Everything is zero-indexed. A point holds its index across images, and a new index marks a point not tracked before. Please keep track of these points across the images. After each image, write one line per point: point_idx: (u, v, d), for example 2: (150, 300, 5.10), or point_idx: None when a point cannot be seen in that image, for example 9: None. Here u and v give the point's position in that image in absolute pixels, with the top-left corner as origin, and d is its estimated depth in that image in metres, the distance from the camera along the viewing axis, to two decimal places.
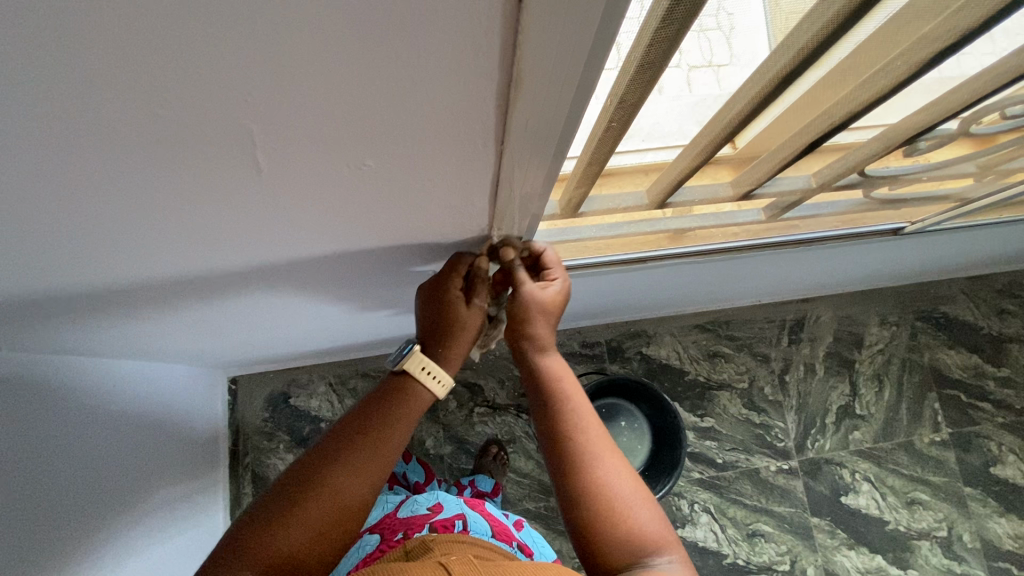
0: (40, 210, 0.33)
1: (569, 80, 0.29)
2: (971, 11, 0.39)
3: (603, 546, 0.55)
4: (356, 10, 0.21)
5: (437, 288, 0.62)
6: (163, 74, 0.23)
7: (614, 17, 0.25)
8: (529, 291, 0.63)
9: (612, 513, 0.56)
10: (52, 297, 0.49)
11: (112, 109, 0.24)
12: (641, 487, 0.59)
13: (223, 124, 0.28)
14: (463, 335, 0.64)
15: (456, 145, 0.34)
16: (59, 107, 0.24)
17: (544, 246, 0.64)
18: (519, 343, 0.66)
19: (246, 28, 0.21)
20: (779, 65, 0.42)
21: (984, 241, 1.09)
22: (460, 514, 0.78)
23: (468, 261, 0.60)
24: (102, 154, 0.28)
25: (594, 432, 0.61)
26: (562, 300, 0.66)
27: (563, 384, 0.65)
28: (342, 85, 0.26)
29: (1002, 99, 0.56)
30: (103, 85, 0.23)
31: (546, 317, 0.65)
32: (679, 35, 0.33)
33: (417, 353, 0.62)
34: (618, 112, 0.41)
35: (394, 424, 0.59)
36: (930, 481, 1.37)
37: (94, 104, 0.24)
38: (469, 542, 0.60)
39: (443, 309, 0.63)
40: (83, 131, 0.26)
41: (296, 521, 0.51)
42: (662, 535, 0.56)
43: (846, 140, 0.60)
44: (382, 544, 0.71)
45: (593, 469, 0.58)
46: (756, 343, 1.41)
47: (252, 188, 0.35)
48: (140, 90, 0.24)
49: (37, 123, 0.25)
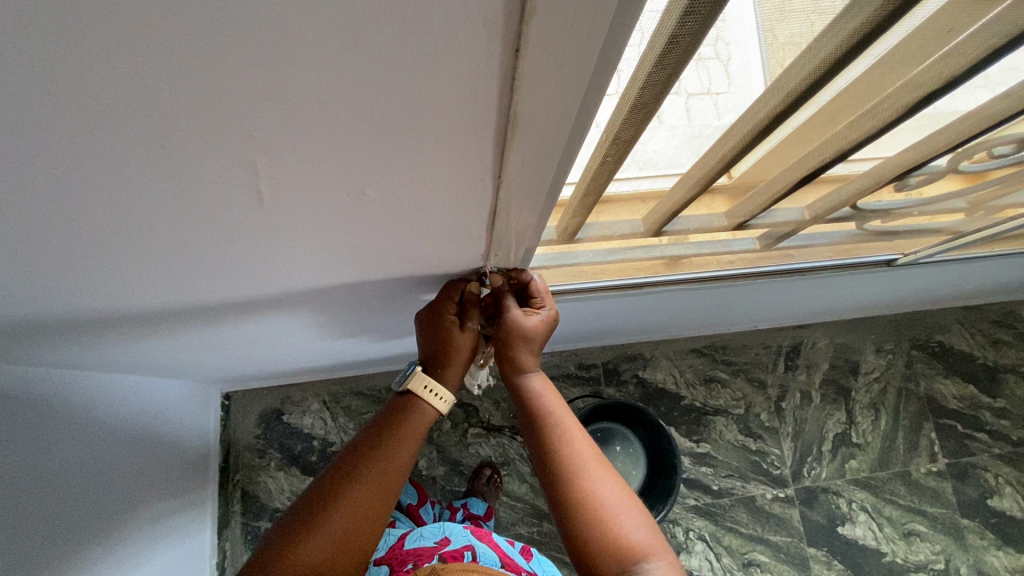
0: (43, 236, 0.33)
1: (565, 121, 0.30)
2: (954, 59, 0.40)
3: (595, 560, 0.55)
4: (361, 54, 0.22)
5: (431, 313, 0.61)
6: (171, 109, 0.24)
7: (609, 62, 0.26)
8: (515, 317, 0.62)
9: (601, 525, 0.56)
10: (44, 315, 0.48)
11: (120, 140, 0.25)
12: (630, 495, 0.58)
13: (228, 155, 0.28)
14: (457, 361, 0.63)
15: (455, 177, 0.35)
16: (65, 137, 0.24)
17: (532, 275, 0.63)
18: (508, 367, 0.65)
19: (254, 71, 0.22)
20: (770, 105, 0.43)
21: (977, 273, 1.10)
22: (469, 545, 0.77)
23: (461, 287, 0.58)
24: (103, 180, 0.28)
25: (580, 444, 0.61)
26: (551, 328, 0.65)
27: (547, 400, 0.64)
28: (343, 118, 0.27)
29: (988, 139, 0.57)
30: (112, 118, 0.24)
31: (535, 344, 0.63)
32: (672, 79, 0.34)
33: (420, 372, 0.62)
34: (614, 147, 0.42)
35: (403, 437, 0.60)
36: (928, 513, 1.35)
37: (102, 135, 0.25)
38: (477, 572, 0.59)
39: (435, 333, 0.61)
40: (84, 158, 0.26)
41: (314, 537, 0.52)
42: (652, 541, 0.56)
43: (840, 172, 0.61)
44: (391, 573, 0.70)
45: (579, 483, 0.58)
46: (753, 369, 1.40)
47: (254, 216, 0.36)
48: (148, 122, 0.24)
49: (45, 151, 0.25)
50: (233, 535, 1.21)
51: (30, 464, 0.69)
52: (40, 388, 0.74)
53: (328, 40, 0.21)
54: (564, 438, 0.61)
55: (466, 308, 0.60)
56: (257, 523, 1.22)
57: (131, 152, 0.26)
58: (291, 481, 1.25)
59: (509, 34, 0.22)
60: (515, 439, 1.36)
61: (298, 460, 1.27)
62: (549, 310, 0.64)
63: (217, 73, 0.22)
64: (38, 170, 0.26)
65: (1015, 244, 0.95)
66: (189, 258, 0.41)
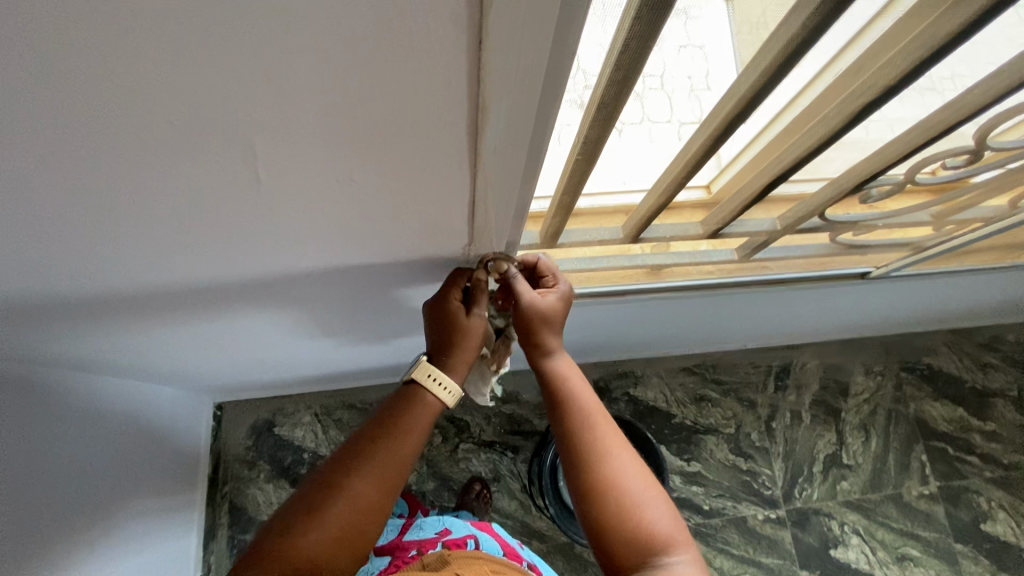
0: (51, 217, 0.37)
1: (532, 109, 0.34)
2: (887, 71, 0.43)
3: (615, 546, 0.55)
4: (342, 47, 0.26)
5: (436, 302, 0.63)
6: (170, 92, 0.27)
7: (563, 55, 0.30)
8: (530, 298, 0.62)
9: (623, 511, 0.56)
10: (33, 302, 0.51)
11: (125, 121, 0.29)
12: (652, 483, 0.58)
13: (226, 138, 0.32)
14: (465, 347, 0.63)
15: (434, 165, 0.38)
16: (76, 118, 0.28)
17: (536, 256, 0.65)
18: (530, 350, 0.65)
19: (244, 60, 0.26)
20: (726, 111, 0.48)
21: (953, 290, 1.14)
22: (472, 533, 0.78)
23: (467, 275, 0.62)
24: (105, 162, 0.32)
25: (605, 428, 0.61)
26: (567, 304, 0.65)
27: (569, 384, 0.64)
28: (325, 105, 0.30)
29: (935, 153, 0.61)
30: (116, 102, 0.27)
31: (553, 325, 0.64)
32: (627, 81, 0.38)
33: (424, 362, 0.62)
34: (585, 146, 0.46)
35: (409, 427, 0.60)
36: (921, 536, 1.35)
37: (109, 117, 0.28)
38: (483, 557, 0.58)
39: (444, 322, 0.62)
40: (86, 138, 0.30)
41: (315, 527, 0.53)
42: (673, 532, 0.55)
43: (792, 191, 0.70)
44: (394, 560, 0.72)
45: (602, 466, 0.58)
46: (743, 389, 1.43)
47: (249, 201, 0.39)
48: (149, 104, 0.28)
49: (56, 129, 0.29)
50: (218, 547, 1.21)
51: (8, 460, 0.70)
52: (20, 381, 0.75)
53: (303, 33, 0.25)
54: (586, 424, 0.61)
55: (473, 293, 0.62)
56: (242, 536, 1.21)
57: (115, 125, 0.29)
58: (277, 494, 1.25)
59: (471, 26, 0.26)
60: (506, 455, 1.36)
61: (287, 472, 1.27)
62: (561, 286, 0.65)
63: (201, 57, 0.25)
64: (36, 147, 0.30)
65: (985, 260, 0.98)
66: (183, 243, 0.44)
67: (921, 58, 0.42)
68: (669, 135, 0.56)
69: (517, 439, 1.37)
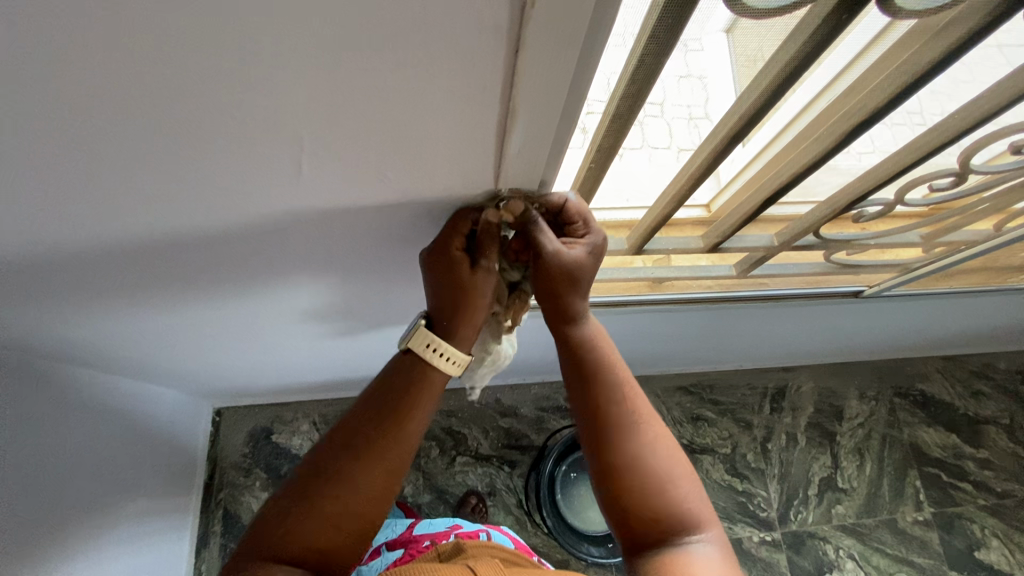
0: (98, 200, 0.40)
1: (555, 114, 0.37)
2: (875, 94, 0.47)
3: (641, 521, 0.56)
4: (395, 49, 0.30)
5: (438, 251, 0.56)
6: (231, 83, 0.31)
7: (585, 66, 0.34)
8: (554, 251, 0.55)
9: (655, 490, 0.57)
10: (61, 285, 0.53)
11: (184, 109, 0.32)
12: (679, 462, 0.60)
13: (272, 127, 0.35)
14: (473, 306, 0.60)
15: (461, 162, 0.42)
16: (140, 104, 0.31)
17: (564, 194, 0.55)
18: (556, 314, 0.62)
19: (298, 54, 0.29)
20: (726, 128, 0.51)
21: (943, 313, 1.17)
22: (484, 529, 0.80)
23: (473, 217, 0.54)
24: (157, 147, 0.35)
25: (638, 404, 0.62)
26: (596, 259, 0.59)
27: (603, 352, 0.63)
28: (371, 100, 0.34)
29: (920, 175, 0.65)
30: (180, 90, 0.31)
31: (578, 284, 0.58)
32: (640, 94, 0.42)
33: (423, 329, 0.61)
34: (598, 153, 0.50)
35: (414, 408, 0.60)
36: (915, 563, 1.36)
37: (172, 105, 0.32)
38: (498, 548, 0.61)
39: (450, 278, 0.57)
40: (145, 124, 0.33)
41: (317, 514, 0.54)
42: (699, 512, 0.57)
43: (782, 212, 0.74)
44: (408, 551, 0.76)
45: (634, 444, 0.59)
46: (739, 410, 1.44)
47: (283, 189, 0.42)
48: (207, 93, 0.31)
49: (121, 113, 0.32)
50: (209, 556, 1.21)
51: (10, 445, 0.71)
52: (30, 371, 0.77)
53: (358, 31, 0.28)
54: (618, 397, 0.61)
55: (480, 241, 0.55)
56: (233, 544, 1.21)
57: (170, 110, 0.32)
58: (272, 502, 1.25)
59: (510, 35, 0.30)
60: (503, 468, 1.36)
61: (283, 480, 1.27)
62: (591, 236, 0.58)
63: (262, 52, 0.29)
64: (98, 130, 0.33)
65: (972, 283, 1.02)
66: (212, 230, 0.47)
67: (906, 84, 0.45)
68: (670, 158, 0.60)
69: (515, 453, 1.38)
